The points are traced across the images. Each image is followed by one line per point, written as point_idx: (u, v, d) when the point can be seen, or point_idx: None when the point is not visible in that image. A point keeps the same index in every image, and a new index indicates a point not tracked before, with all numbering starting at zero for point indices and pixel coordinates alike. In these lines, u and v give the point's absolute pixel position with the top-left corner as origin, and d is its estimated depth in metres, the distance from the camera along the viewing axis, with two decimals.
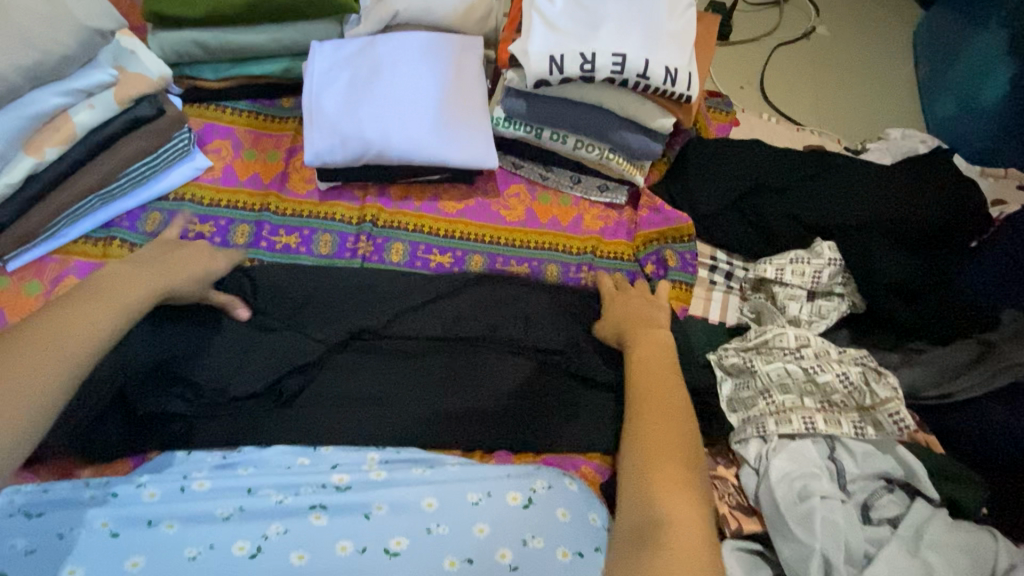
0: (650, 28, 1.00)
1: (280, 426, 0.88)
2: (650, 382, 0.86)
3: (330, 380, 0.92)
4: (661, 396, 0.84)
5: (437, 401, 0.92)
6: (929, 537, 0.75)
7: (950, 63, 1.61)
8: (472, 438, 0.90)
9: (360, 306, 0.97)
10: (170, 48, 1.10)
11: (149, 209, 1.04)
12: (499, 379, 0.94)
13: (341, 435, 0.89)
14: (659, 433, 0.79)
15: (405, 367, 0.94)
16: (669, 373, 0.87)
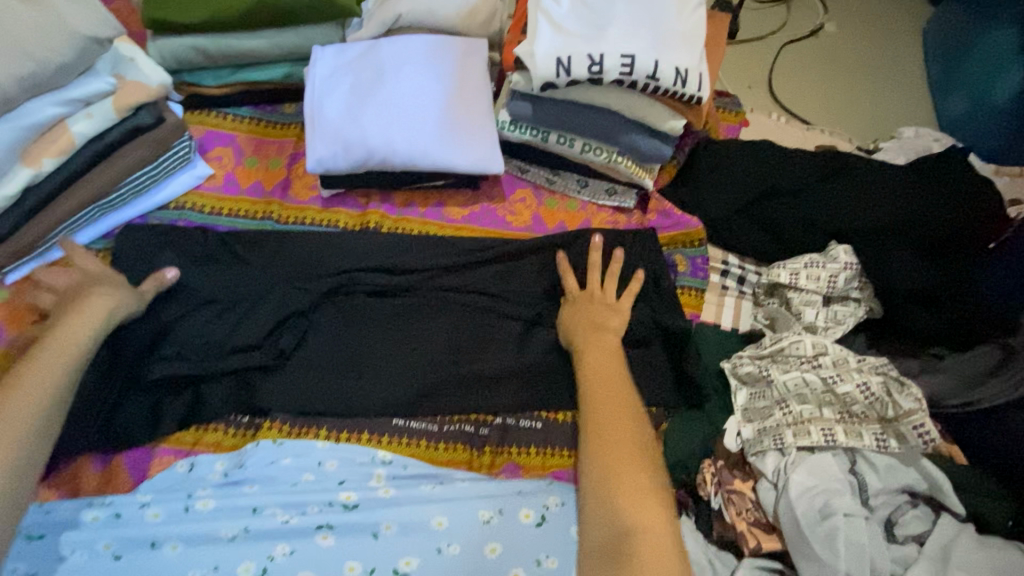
0: (659, 28, 0.97)
1: (281, 387, 0.89)
2: (603, 399, 0.83)
3: (334, 338, 0.93)
4: (616, 414, 0.81)
5: (434, 351, 0.94)
6: (959, 557, 0.72)
7: (962, 59, 1.57)
8: (468, 400, 0.92)
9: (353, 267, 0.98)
10: (169, 54, 1.08)
11: (151, 220, 1.02)
12: (496, 343, 0.95)
13: (335, 402, 0.89)
14: (617, 455, 0.76)
15: (396, 318, 0.96)
16: (617, 386, 0.84)
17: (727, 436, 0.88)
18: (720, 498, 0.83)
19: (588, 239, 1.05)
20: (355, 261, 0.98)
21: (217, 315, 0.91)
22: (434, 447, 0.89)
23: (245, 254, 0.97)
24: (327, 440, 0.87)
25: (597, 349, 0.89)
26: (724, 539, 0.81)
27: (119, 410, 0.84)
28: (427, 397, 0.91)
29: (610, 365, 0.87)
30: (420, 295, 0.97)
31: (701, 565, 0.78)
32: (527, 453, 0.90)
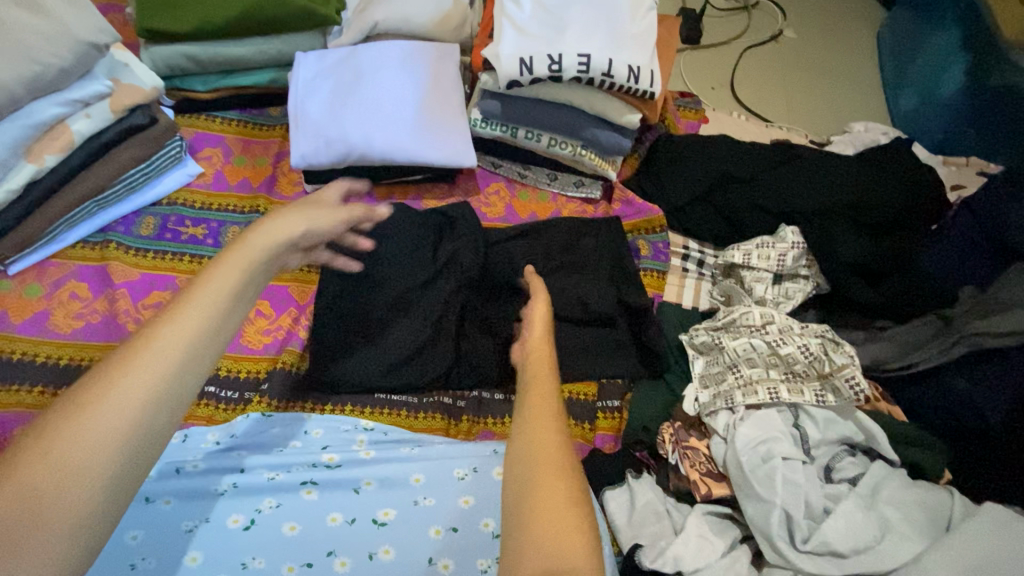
0: (613, 30, 1.06)
1: (316, 364, 0.95)
2: (539, 417, 0.62)
3: (367, 322, 0.99)
4: (549, 433, 0.60)
5: (450, 336, 1.00)
6: (888, 493, 0.80)
7: (912, 58, 1.68)
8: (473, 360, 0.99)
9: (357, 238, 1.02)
10: (162, 61, 1.15)
11: (144, 214, 1.09)
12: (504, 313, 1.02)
13: (374, 374, 0.96)
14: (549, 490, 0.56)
15: (408, 292, 1.01)
16: (550, 396, 0.65)
17: (687, 401, 0.94)
18: (677, 454, 0.90)
19: (554, 227, 1.13)
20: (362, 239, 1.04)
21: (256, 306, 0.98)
22: (415, 417, 0.96)
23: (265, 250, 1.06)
24: (314, 411, 0.94)
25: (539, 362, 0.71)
26: (681, 489, 0.89)
27: None
28: (442, 381, 0.98)
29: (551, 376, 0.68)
30: (418, 276, 1.02)
31: (658, 512, 0.85)
32: (502, 423, 0.97)
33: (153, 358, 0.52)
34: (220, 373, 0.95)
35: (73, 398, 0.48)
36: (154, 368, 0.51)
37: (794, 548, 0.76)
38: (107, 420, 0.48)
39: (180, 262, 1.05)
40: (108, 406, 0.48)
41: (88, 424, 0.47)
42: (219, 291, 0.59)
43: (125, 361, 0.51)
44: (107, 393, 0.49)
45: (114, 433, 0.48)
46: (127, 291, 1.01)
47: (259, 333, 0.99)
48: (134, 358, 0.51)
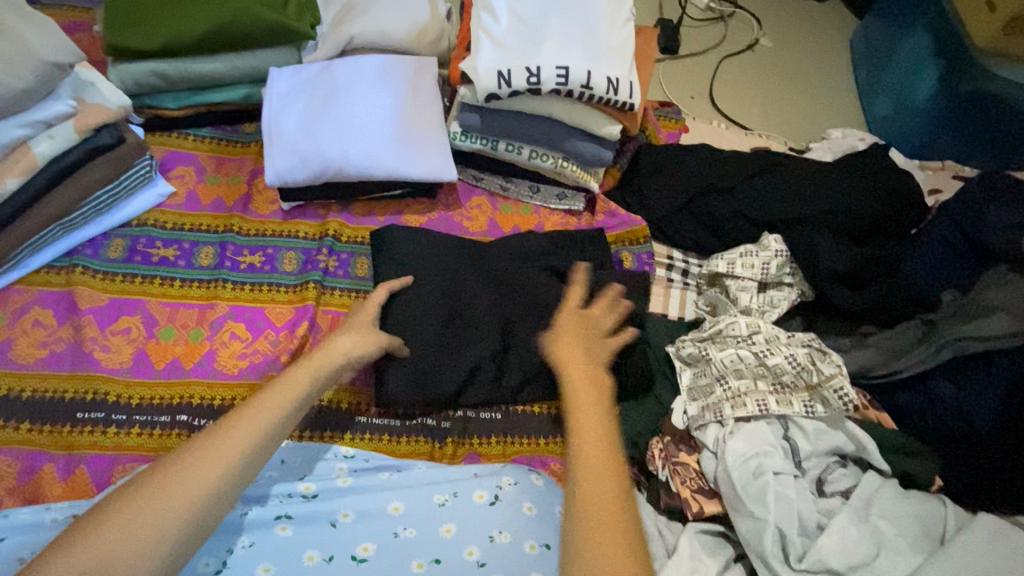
0: (591, 42, 1.06)
1: (401, 381, 0.92)
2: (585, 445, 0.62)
3: (455, 333, 0.97)
4: (599, 464, 0.60)
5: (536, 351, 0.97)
6: (880, 506, 0.78)
7: (885, 65, 1.70)
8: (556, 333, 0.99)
9: (433, 258, 1.02)
10: (129, 78, 1.10)
11: (112, 236, 1.05)
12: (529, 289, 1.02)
13: (459, 388, 0.94)
14: (600, 517, 0.56)
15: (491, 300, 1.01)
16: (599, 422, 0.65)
17: (675, 415, 0.92)
18: (666, 471, 0.89)
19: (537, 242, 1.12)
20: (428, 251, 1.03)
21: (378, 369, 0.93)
22: (396, 440, 0.93)
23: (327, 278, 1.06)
24: (290, 438, 0.90)
25: (582, 385, 0.69)
26: (671, 507, 0.87)
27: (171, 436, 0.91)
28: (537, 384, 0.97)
29: (596, 403, 0.66)
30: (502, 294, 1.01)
31: (650, 532, 0.83)
32: (488, 442, 0.95)
33: (226, 444, 0.64)
34: (192, 401, 0.93)
35: (171, 464, 0.62)
36: (222, 453, 0.63)
37: (787, 566, 0.75)
38: (187, 491, 0.60)
39: (150, 285, 1.02)
40: (177, 484, 0.60)
41: (174, 489, 0.60)
42: (284, 401, 0.70)
43: (209, 441, 0.64)
44: (195, 462, 0.62)
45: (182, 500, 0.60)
46: (94, 317, 0.97)
47: (235, 357, 0.98)
48: (209, 441, 0.64)
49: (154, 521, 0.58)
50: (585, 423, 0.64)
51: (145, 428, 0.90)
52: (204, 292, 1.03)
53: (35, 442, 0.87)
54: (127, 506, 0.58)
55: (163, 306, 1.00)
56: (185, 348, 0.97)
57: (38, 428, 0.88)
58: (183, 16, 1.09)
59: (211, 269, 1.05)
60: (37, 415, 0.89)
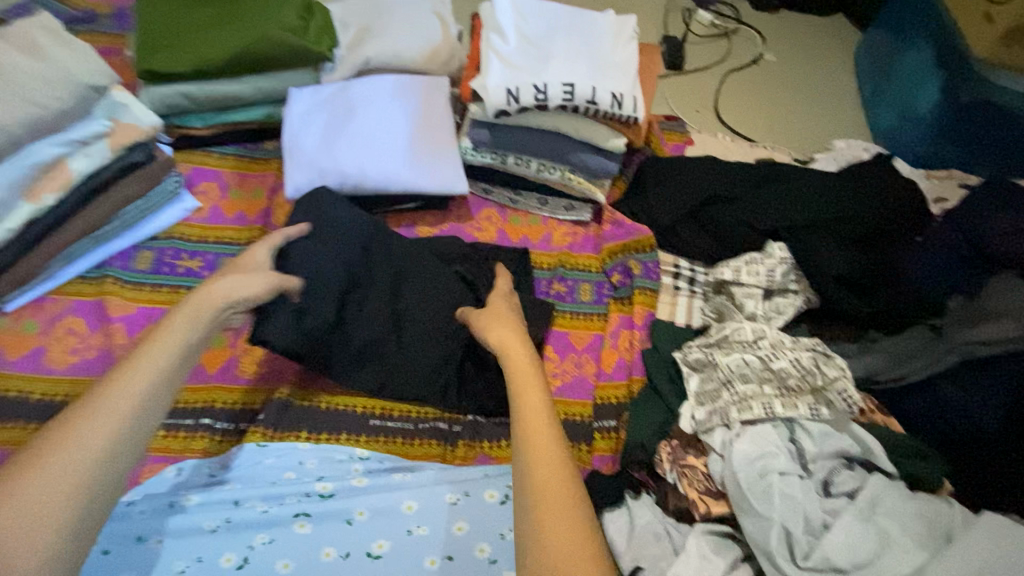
0: (595, 60, 1.11)
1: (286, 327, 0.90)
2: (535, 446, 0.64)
3: (384, 309, 0.99)
4: (547, 457, 0.63)
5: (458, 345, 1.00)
6: (885, 505, 0.79)
7: (887, 77, 1.72)
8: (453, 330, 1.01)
9: (347, 239, 1.02)
10: (159, 100, 1.17)
11: (141, 249, 1.10)
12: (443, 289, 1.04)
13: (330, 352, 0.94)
14: (550, 504, 0.60)
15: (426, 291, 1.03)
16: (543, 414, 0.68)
17: (682, 418, 0.94)
18: (675, 473, 0.90)
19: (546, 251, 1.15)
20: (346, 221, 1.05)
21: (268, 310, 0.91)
22: (410, 443, 0.96)
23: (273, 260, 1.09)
24: (308, 441, 0.92)
25: (529, 389, 0.71)
26: (679, 509, 0.89)
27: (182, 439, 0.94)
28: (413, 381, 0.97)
29: (540, 392, 0.71)
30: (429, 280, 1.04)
31: (658, 533, 0.85)
32: (499, 446, 0.98)
33: (98, 423, 0.64)
34: (213, 404, 0.95)
35: (29, 460, 0.60)
36: (83, 440, 0.63)
37: (794, 564, 0.76)
38: (56, 481, 0.60)
39: (176, 294, 1.07)
40: (68, 456, 0.61)
41: (56, 469, 0.60)
42: (138, 377, 0.69)
43: (65, 430, 0.63)
44: (58, 455, 0.61)
45: (56, 487, 0.59)
46: (123, 325, 1.02)
47: (257, 362, 1.00)
48: (69, 433, 0.63)
49: (29, 517, 0.57)
50: (536, 428, 0.66)
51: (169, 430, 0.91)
52: None
53: None
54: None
55: None
56: None
57: None
58: (209, 41, 1.16)
59: None
60: None
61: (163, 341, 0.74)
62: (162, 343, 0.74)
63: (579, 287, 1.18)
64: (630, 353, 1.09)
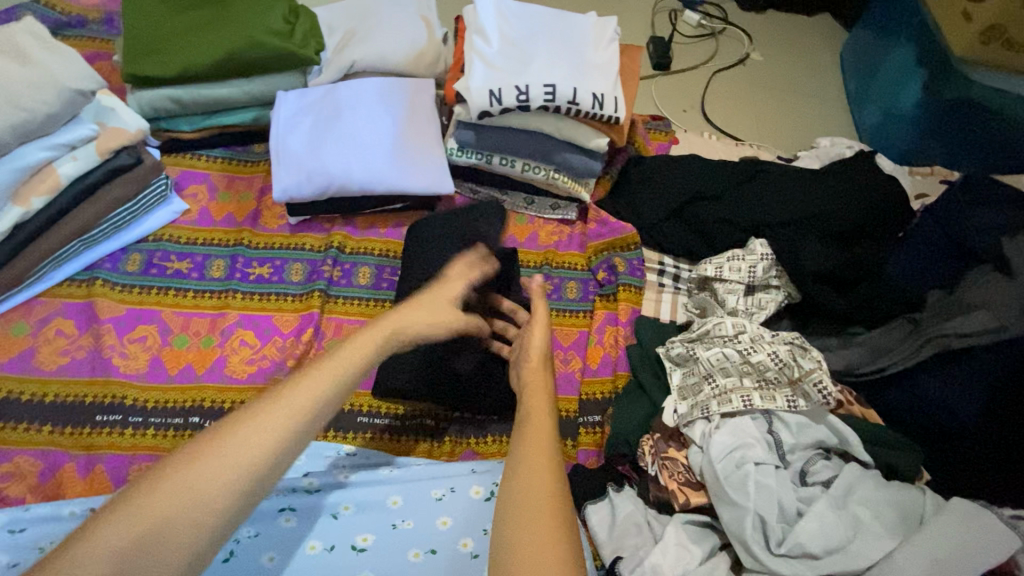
0: (576, 61, 1.12)
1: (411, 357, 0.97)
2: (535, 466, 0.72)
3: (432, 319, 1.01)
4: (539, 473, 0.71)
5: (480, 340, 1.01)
6: (860, 494, 0.81)
7: (873, 75, 1.74)
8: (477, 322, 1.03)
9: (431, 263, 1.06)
10: (147, 103, 1.18)
11: (130, 251, 1.12)
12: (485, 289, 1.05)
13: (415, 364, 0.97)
14: (536, 514, 0.67)
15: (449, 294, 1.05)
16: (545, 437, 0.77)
17: (665, 412, 0.96)
18: (655, 466, 0.92)
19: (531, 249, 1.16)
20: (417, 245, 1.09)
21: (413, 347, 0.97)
22: (400, 439, 0.98)
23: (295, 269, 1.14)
24: None
25: (536, 414, 0.81)
26: (660, 499, 0.91)
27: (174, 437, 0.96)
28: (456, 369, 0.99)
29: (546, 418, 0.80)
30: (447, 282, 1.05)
31: (639, 523, 0.87)
32: (484, 441, 0.99)
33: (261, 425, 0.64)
34: (204, 404, 0.99)
35: (215, 437, 0.62)
36: (265, 431, 0.64)
37: (769, 551, 0.78)
38: (233, 465, 0.61)
39: (165, 296, 1.08)
40: (228, 449, 0.62)
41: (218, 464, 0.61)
42: (326, 382, 0.70)
43: (253, 416, 0.65)
44: (239, 437, 0.63)
45: (230, 472, 0.61)
46: (112, 326, 1.03)
47: (244, 362, 1.03)
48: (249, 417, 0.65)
49: (198, 498, 0.59)
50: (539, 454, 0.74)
51: (159, 430, 0.96)
52: (215, 301, 1.09)
53: (57, 443, 0.93)
54: (173, 474, 0.59)
55: (176, 315, 1.06)
56: (197, 354, 1.03)
57: (59, 430, 0.93)
58: (197, 45, 1.17)
59: (222, 280, 1.11)
60: (59, 417, 0.94)
61: (356, 347, 0.75)
62: (353, 350, 0.74)
63: (565, 285, 1.19)
64: (615, 350, 1.11)
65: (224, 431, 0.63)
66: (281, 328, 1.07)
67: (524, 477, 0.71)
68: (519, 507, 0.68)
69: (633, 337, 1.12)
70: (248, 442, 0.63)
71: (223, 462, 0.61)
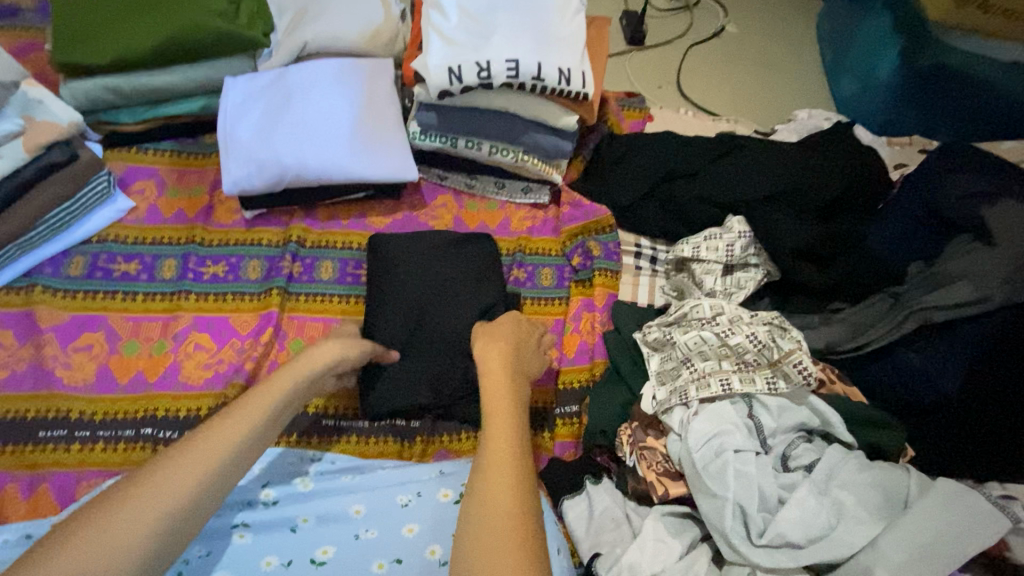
0: (540, 33, 1.06)
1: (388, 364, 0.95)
2: (494, 475, 0.69)
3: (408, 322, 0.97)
4: (505, 468, 0.70)
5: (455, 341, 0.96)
6: (842, 477, 0.79)
7: (849, 43, 1.67)
8: (453, 316, 0.98)
9: (409, 265, 1.01)
10: (83, 95, 1.11)
11: (72, 254, 1.05)
12: (460, 286, 1.01)
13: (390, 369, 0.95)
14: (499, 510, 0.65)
15: (442, 281, 1.01)
16: (511, 430, 0.75)
17: (643, 400, 0.92)
18: (634, 456, 0.89)
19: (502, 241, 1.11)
20: (398, 251, 1.03)
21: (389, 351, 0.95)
22: (366, 442, 0.95)
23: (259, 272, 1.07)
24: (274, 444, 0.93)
25: (500, 405, 0.79)
26: (639, 491, 0.88)
27: (126, 450, 0.90)
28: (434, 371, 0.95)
29: (513, 411, 0.79)
30: (413, 275, 1.01)
31: (617, 518, 0.84)
32: (458, 439, 0.97)
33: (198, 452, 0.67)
34: (157, 414, 0.93)
35: (137, 477, 0.64)
36: (195, 463, 0.66)
37: (751, 542, 0.75)
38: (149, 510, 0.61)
39: (113, 300, 1.01)
40: (165, 478, 0.64)
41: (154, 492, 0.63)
42: (247, 421, 0.72)
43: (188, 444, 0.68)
44: (157, 481, 0.64)
45: (156, 509, 0.62)
46: (55, 335, 0.97)
47: (200, 367, 0.98)
48: (164, 463, 0.65)
49: (133, 526, 0.60)
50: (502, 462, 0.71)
51: (109, 444, 0.90)
52: (167, 304, 1.02)
53: None
54: (95, 519, 0.60)
55: (125, 320, 1.00)
56: (148, 361, 0.97)
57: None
58: (131, 29, 1.09)
59: (174, 282, 1.04)
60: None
61: (268, 389, 0.77)
62: (266, 393, 0.77)
63: (539, 272, 1.15)
64: (591, 336, 1.07)
65: (138, 479, 0.64)
66: (239, 330, 1.01)
67: (487, 472, 0.70)
68: (483, 503, 0.66)
69: (610, 322, 1.08)
70: (167, 486, 0.63)
71: (140, 507, 0.61)
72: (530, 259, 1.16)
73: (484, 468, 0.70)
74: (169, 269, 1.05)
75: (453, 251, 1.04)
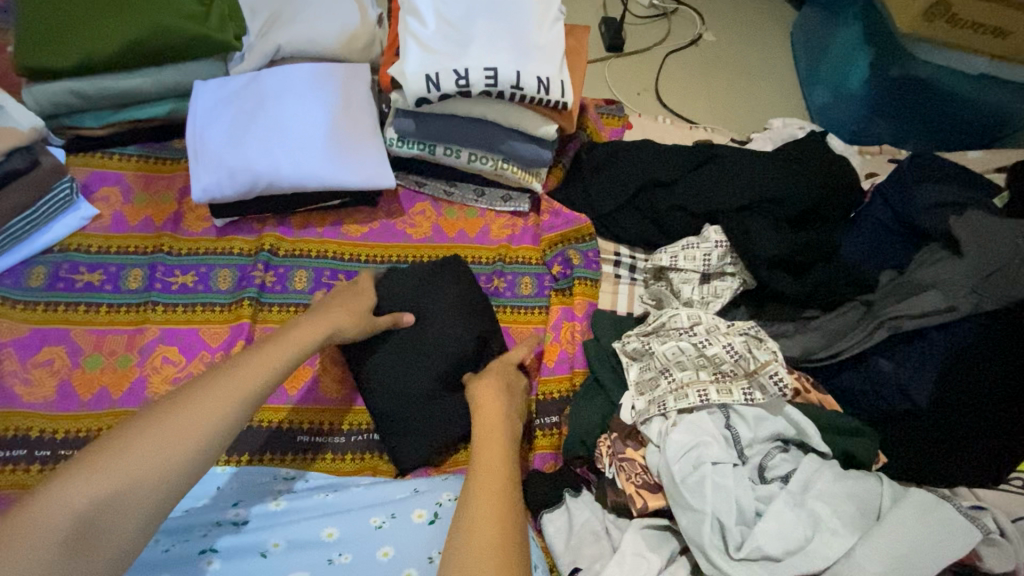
0: (520, 42, 1.05)
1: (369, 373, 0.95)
2: (480, 490, 0.72)
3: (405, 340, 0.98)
4: (487, 520, 0.68)
5: (446, 361, 0.97)
6: (818, 488, 0.79)
7: (822, 54, 1.70)
8: (447, 334, 0.98)
9: (403, 295, 1.01)
10: (44, 98, 1.06)
11: (32, 264, 1.01)
12: (446, 307, 1.00)
13: (379, 385, 0.94)
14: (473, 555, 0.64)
15: (439, 296, 1.01)
16: (500, 471, 0.75)
17: (623, 409, 0.93)
18: (613, 468, 0.89)
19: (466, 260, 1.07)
20: (397, 288, 1.01)
21: (379, 361, 0.95)
22: (342, 458, 0.94)
23: (229, 284, 1.04)
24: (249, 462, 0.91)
25: (489, 446, 0.80)
26: (618, 504, 0.88)
27: None
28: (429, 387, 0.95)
29: (503, 453, 0.78)
30: (402, 299, 1.00)
31: (597, 532, 0.85)
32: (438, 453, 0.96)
33: (219, 388, 0.69)
34: None
35: (163, 409, 0.66)
36: (220, 399, 0.68)
37: (729, 557, 0.76)
38: (158, 452, 0.63)
39: (75, 313, 0.97)
40: (190, 411, 0.66)
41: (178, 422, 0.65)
42: (272, 363, 0.75)
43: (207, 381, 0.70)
44: (178, 419, 0.66)
45: (185, 439, 0.65)
46: (14, 350, 0.93)
47: (168, 382, 0.94)
48: (180, 404, 0.67)
49: (162, 457, 0.63)
50: (484, 476, 0.74)
51: None
52: (133, 316, 0.99)
53: None
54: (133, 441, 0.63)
55: (88, 333, 0.96)
56: (113, 376, 0.94)
57: None
58: (95, 31, 1.05)
59: (141, 292, 1.01)
60: None
61: (278, 349, 0.77)
62: (227, 392, 0.69)
63: (520, 281, 1.14)
64: (572, 346, 1.06)
65: (165, 410, 0.66)
66: (210, 342, 0.98)
67: (470, 515, 0.69)
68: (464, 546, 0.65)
69: (590, 332, 1.07)
70: (190, 420, 0.66)
71: (159, 445, 0.63)
72: (512, 269, 1.15)
73: (467, 491, 0.73)
74: (134, 280, 1.02)
75: (446, 282, 1.03)
